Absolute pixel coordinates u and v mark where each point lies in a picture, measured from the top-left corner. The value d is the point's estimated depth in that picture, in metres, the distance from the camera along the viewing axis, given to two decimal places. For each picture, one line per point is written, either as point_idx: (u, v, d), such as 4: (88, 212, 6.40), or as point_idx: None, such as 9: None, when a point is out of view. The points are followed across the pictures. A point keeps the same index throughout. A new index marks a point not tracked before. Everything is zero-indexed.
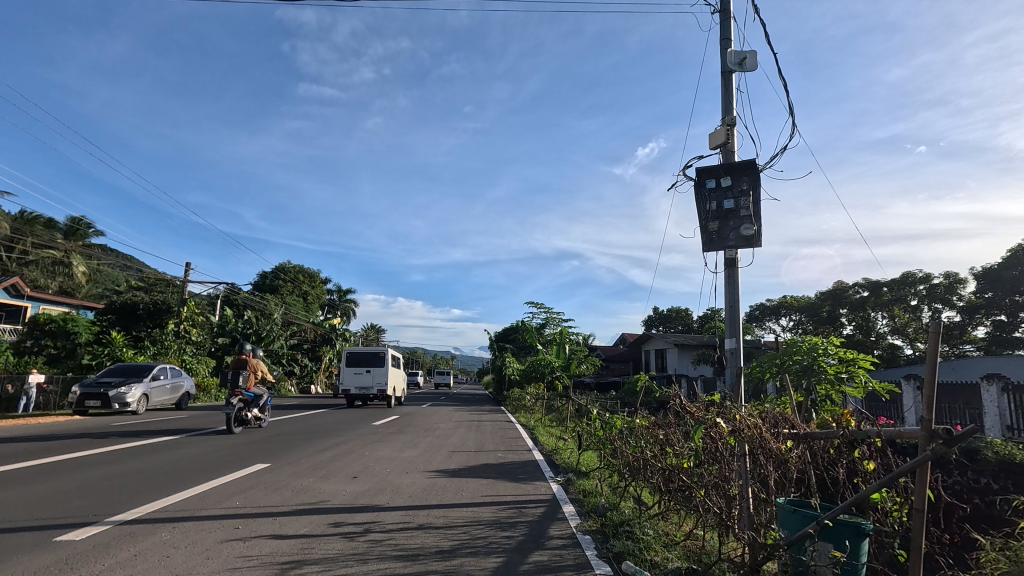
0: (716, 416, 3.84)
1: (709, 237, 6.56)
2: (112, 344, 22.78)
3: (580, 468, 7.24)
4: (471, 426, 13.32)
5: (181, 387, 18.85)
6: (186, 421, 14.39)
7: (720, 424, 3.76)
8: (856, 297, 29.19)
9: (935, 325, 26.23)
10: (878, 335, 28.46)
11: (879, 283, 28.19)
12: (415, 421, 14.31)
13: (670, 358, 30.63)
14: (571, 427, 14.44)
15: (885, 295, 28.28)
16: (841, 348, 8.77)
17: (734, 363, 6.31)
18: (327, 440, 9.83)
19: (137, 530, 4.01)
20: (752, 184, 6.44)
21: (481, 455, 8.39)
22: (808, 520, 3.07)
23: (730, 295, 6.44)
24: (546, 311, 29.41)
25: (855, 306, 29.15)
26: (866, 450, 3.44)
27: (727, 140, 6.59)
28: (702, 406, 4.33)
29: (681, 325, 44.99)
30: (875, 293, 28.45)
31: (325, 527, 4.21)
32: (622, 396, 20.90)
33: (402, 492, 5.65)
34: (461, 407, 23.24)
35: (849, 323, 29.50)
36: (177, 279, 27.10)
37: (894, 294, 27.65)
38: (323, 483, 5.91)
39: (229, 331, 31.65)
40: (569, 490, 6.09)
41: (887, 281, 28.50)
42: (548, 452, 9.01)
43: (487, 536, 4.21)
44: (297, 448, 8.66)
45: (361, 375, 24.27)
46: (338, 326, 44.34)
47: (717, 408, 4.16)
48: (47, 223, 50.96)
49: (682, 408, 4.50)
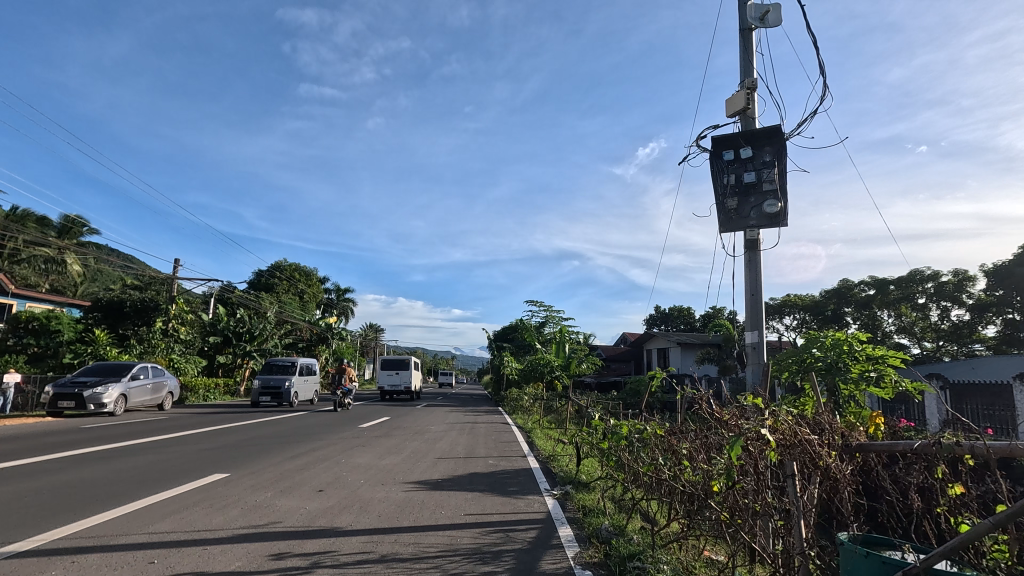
0: (755, 426, 3.03)
1: (726, 216, 5.77)
2: (95, 342, 22.00)
3: (580, 479, 6.42)
4: (464, 429, 12.47)
5: (163, 387, 18.05)
6: (165, 424, 13.62)
7: (763, 437, 2.96)
8: (862, 295, 28.40)
9: (944, 324, 25.46)
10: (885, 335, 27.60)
11: (886, 281, 27.41)
12: (405, 423, 13.48)
13: (673, 357, 29.81)
14: (570, 431, 13.63)
15: (892, 293, 27.52)
16: (869, 345, 7.91)
17: (757, 360, 5.54)
18: (306, 445, 9.02)
19: (26, 565, 3.23)
20: (777, 155, 5.65)
21: (469, 462, 7.57)
22: (891, 570, 2.24)
23: (750, 283, 5.65)
24: (545, 310, 28.63)
25: (861, 304, 28.36)
26: (952, 471, 2.63)
27: (747, 106, 5.78)
28: (735, 411, 3.53)
29: (682, 324, 44.29)
30: (881, 291, 27.66)
31: (263, 560, 3.42)
32: (624, 397, 20.12)
33: (371, 510, 4.82)
34: (458, 407, 22.48)
35: (855, 321, 28.67)
36: (165, 276, 26.32)
37: (901, 292, 26.90)
38: (280, 498, 5.11)
39: (221, 329, 30.71)
40: (567, 506, 5.28)
41: (894, 279, 27.71)
42: (547, 460, 8.19)
43: (462, 573, 3.39)
44: (270, 455, 7.85)
45: (393, 376, 27.31)
46: (334, 325, 43.55)
47: (752, 414, 3.35)
48: (39, 220, 50.14)
49: (708, 415, 3.70)
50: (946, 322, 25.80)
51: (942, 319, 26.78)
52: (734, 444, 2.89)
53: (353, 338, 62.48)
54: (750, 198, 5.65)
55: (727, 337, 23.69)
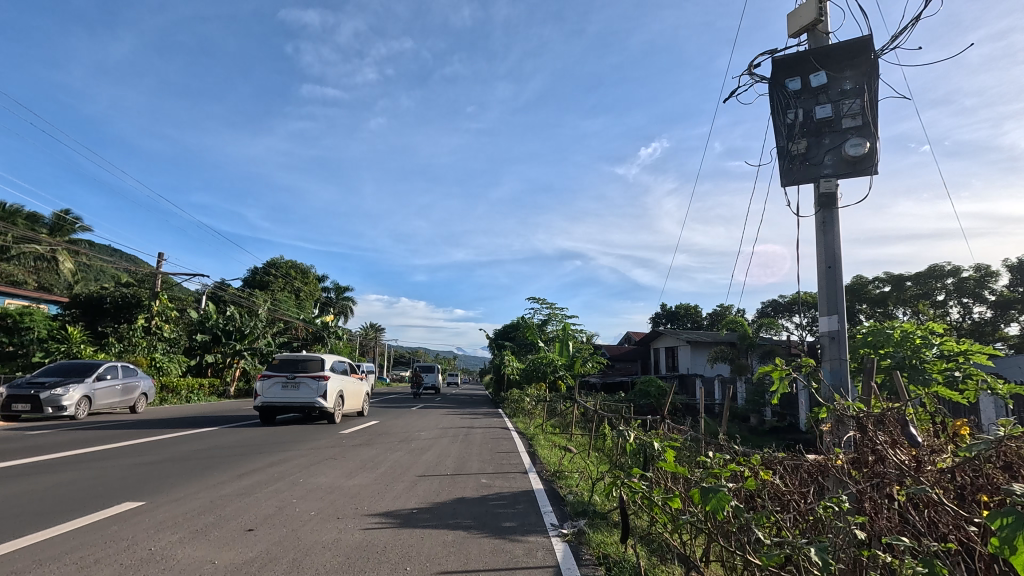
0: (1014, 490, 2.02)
1: (791, 164, 4.38)
2: (69, 341, 20.59)
3: (597, 513, 4.99)
4: (458, 437, 11.07)
5: (135, 388, 16.57)
6: (127, 429, 12.19)
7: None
8: (877, 291, 26.92)
9: (964, 321, 24.05)
10: None
11: (903, 277, 26.11)
12: (393, 428, 12.09)
13: (682, 356, 28.41)
14: (575, 442, 12.21)
15: (908, 289, 26.19)
16: (947, 338, 6.47)
17: (837, 355, 4.09)
18: (267, 458, 7.61)
19: None
20: (863, 80, 4.24)
21: (456, 483, 6.12)
22: None
23: (822, 253, 4.31)
24: (548, 307, 27.21)
25: (875, 301, 26.84)
26: None
27: (818, 18, 4.35)
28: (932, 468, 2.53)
29: (689, 323, 42.98)
30: (897, 287, 26.31)
31: None
32: (633, 398, 18.85)
33: (304, 567, 3.37)
34: (454, 408, 21.16)
35: (869, 319, 27.21)
36: (149, 271, 25.04)
37: (919, 288, 25.59)
38: (183, 547, 3.67)
39: (210, 328, 29.24)
40: (582, 555, 3.86)
41: (911, 275, 26.36)
42: (552, 479, 6.78)
43: None
44: (220, 471, 6.47)
45: None
46: (330, 324, 41.89)
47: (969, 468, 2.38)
48: (29, 217, 48.68)
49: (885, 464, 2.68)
50: (966, 320, 24.38)
51: (964, 317, 25.31)
52: (1009, 524, 1.82)
53: (352, 338, 60.99)
54: (824, 141, 4.26)
55: (741, 334, 22.28)
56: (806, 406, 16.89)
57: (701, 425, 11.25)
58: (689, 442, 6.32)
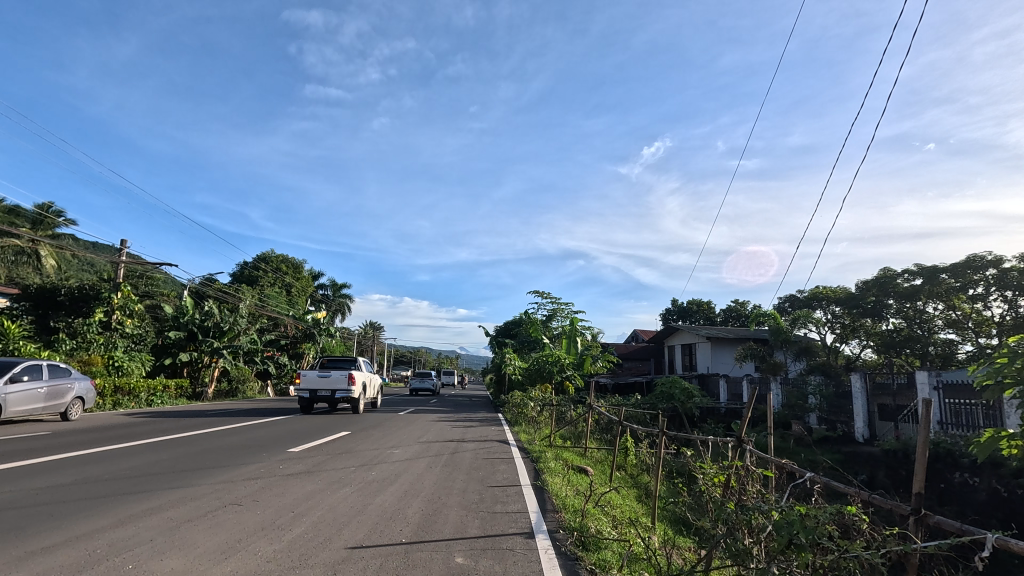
0: None
1: None
2: (7, 336, 18.05)
3: None
4: (442, 457, 8.47)
5: (67, 391, 13.95)
6: (43, 441, 9.74)
7: None
8: (907, 285, 23.59)
9: (1008, 318, 20.92)
10: (930, 331, 23.33)
11: (935, 268, 22.34)
12: (360, 445, 9.39)
13: (701, 354, 25.67)
14: (598, 467, 9.63)
15: (942, 282, 22.51)
16: None
17: None
18: (136, 503, 4.95)
19: None
20: None
21: (405, 572, 3.43)
22: None
23: None
24: (552, 301, 24.83)
25: (903, 296, 23.66)
26: None
27: None
28: None
29: (700, 320, 40.32)
30: (929, 280, 22.71)
31: None
32: (659, 400, 16.24)
33: None
34: (448, 415, 18.66)
35: (895, 315, 24.22)
36: (110, 260, 22.53)
37: (955, 282, 21.98)
38: None
39: (184, 324, 26.59)
40: None
41: (944, 266, 22.61)
42: (577, 555, 4.04)
43: None
44: (18, 541, 3.77)
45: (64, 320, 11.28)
46: (322, 321, 38.89)
47: None
48: (11, 210, 46.36)
49: None
50: (1007, 316, 21.34)
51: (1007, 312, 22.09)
52: None
53: (349, 336, 58.52)
54: None
55: (773, 329, 19.40)
56: (862, 411, 14.21)
57: (769, 442, 8.54)
58: (791, 499, 3.59)
